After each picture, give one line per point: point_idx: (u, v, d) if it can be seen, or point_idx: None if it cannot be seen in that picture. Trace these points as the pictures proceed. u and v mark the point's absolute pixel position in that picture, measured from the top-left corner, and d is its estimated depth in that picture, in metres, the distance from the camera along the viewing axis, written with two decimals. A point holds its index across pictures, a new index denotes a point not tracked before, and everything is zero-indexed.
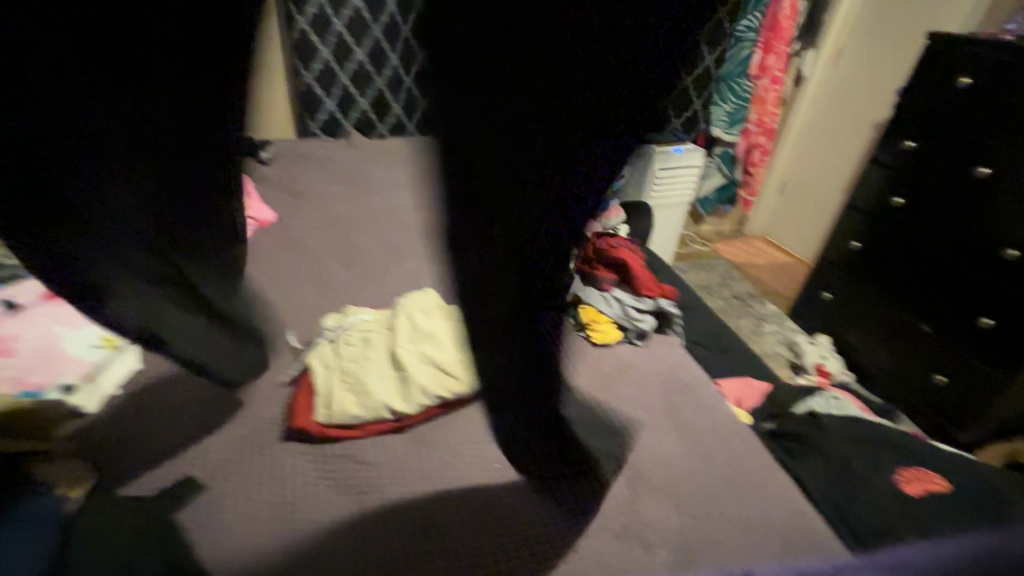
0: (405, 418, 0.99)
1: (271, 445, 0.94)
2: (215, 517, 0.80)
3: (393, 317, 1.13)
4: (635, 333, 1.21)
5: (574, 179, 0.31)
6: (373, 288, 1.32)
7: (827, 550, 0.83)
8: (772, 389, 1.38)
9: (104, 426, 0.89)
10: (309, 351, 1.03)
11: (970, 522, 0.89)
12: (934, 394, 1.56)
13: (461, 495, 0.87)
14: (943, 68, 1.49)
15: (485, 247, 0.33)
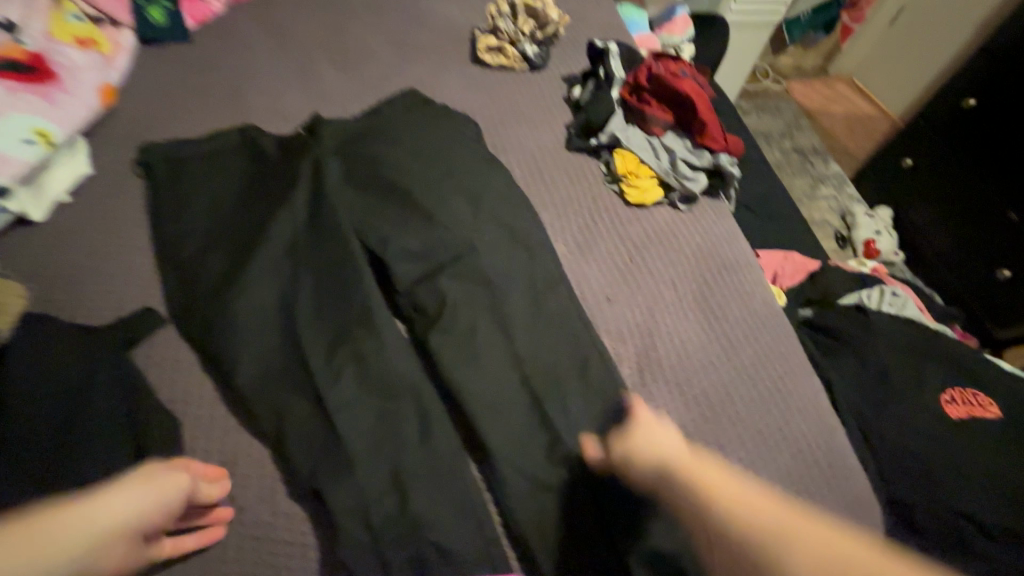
0: (393, 302, 0.80)
1: (251, 250, 0.76)
2: (180, 391, 0.69)
3: (323, 156, 0.86)
4: (679, 194, 0.97)
5: (415, 549, 0.60)
6: (397, 79, 1.10)
7: (832, 453, 0.75)
8: (818, 271, 1.22)
9: (31, 245, 0.78)
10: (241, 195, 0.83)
11: (1004, 459, 0.83)
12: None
13: (586, 362, 0.75)
14: (678, 221, 0.96)
15: (429, 530, 0.61)
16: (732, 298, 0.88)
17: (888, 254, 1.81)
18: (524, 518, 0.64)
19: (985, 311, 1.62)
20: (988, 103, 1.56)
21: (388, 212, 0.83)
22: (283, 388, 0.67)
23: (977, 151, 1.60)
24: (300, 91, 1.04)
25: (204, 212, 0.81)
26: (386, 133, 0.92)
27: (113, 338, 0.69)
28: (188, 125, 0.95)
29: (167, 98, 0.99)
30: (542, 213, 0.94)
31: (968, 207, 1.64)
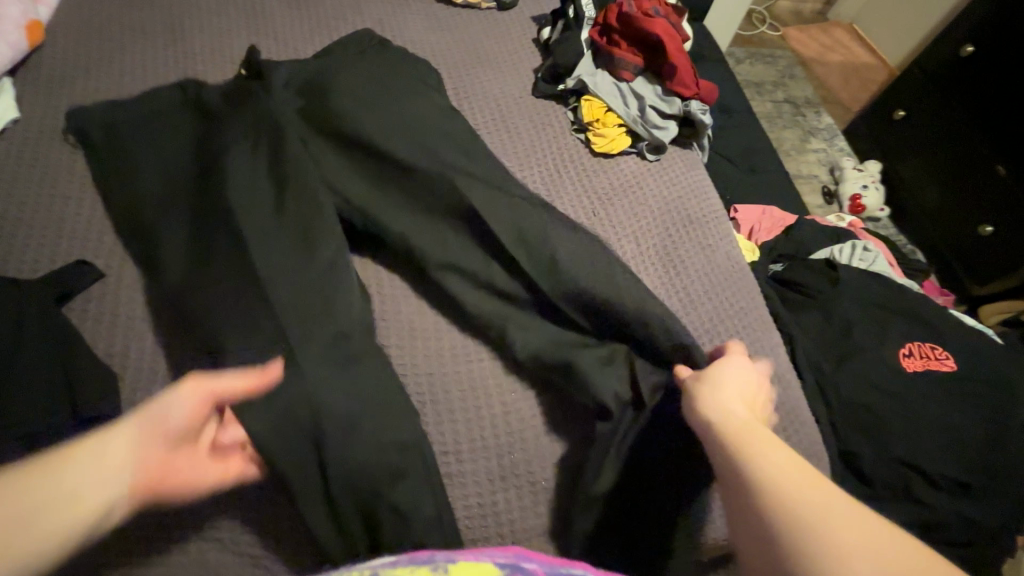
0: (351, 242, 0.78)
1: (192, 201, 0.73)
2: (118, 345, 0.67)
3: (267, 98, 0.81)
4: (647, 144, 0.93)
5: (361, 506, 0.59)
6: (353, 18, 1.03)
7: (786, 410, 0.75)
8: (792, 226, 1.19)
9: None
10: (179, 139, 0.78)
11: (954, 412, 0.84)
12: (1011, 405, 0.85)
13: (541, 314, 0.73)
14: (647, 173, 0.93)
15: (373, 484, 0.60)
16: (696, 254, 0.85)
17: (872, 210, 1.78)
18: (474, 473, 0.65)
19: (964, 267, 1.61)
20: (986, 49, 1.49)
21: (340, 162, 0.79)
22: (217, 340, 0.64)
23: (972, 101, 1.55)
24: (248, 30, 0.97)
25: (142, 160, 0.76)
26: (336, 72, 0.85)
27: (44, 293, 0.66)
28: (125, 67, 0.89)
29: (102, 38, 0.92)
30: (504, 163, 0.90)
31: (957, 160, 1.60)
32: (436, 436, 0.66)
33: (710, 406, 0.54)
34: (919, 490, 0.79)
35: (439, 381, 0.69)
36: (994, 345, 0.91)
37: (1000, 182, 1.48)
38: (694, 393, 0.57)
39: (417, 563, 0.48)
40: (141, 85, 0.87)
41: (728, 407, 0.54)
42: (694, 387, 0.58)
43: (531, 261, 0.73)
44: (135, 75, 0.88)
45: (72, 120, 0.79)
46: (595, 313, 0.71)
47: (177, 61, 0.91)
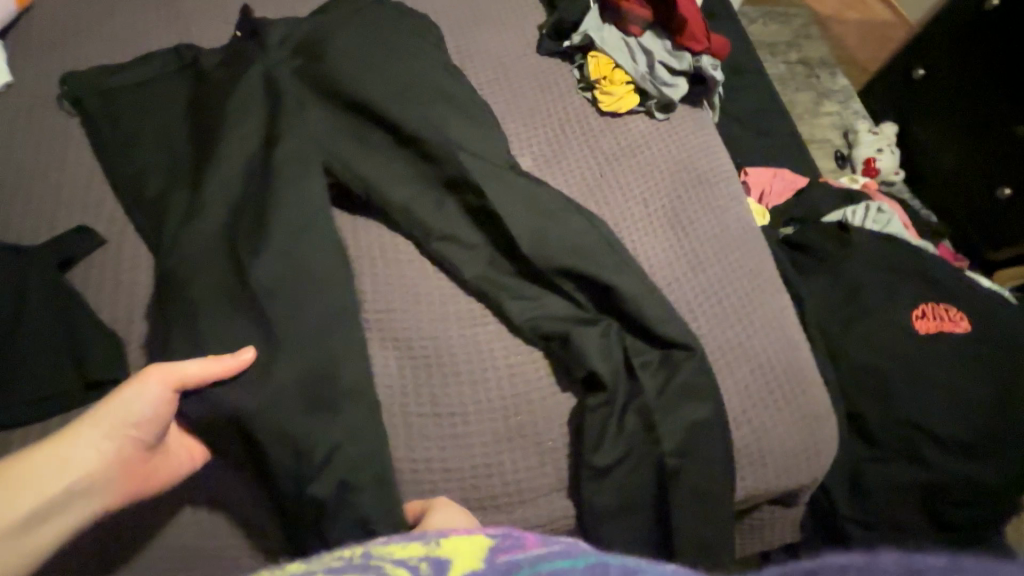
0: (351, 207, 0.76)
1: (190, 167, 0.72)
2: (119, 311, 0.67)
3: (260, 58, 0.78)
4: (657, 102, 0.90)
5: (366, 469, 0.60)
6: None
7: (793, 374, 0.74)
8: (804, 189, 1.16)
9: None
10: (175, 104, 0.76)
11: (964, 375, 0.82)
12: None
13: (544, 278, 0.72)
14: (655, 133, 0.90)
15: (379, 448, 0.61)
16: (704, 216, 0.83)
17: (887, 174, 1.73)
18: (478, 437, 0.66)
19: (979, 231, 1.57)
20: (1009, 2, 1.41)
21: (336, 124, 0.77)
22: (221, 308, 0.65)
23: (994, 57, 1.47)
24: None
25: (137, 124, 0.75)
26: (329, 28, 0.82)
27: (44, 258, 0.65)
28: (116, 28, 0.86)
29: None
30: (506, 126, 0.88)
31: (978, 121, 1.54)
32: (441, 401, 0.67)
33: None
34: (925, 451, 0.79)
35: (442, 344, 0.69)
36: (1009, 307, 0.89)
37: (1021, 142, 1.43)
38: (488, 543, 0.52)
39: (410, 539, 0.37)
40: (133, 47, 0.84)
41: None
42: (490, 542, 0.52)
43: (531, 227, 0.72)
44: (126, 36, 0.85)
45: (65, 85, 0.77)
46: (599, 275, 0.70)
47: (169, 21, 0.88)
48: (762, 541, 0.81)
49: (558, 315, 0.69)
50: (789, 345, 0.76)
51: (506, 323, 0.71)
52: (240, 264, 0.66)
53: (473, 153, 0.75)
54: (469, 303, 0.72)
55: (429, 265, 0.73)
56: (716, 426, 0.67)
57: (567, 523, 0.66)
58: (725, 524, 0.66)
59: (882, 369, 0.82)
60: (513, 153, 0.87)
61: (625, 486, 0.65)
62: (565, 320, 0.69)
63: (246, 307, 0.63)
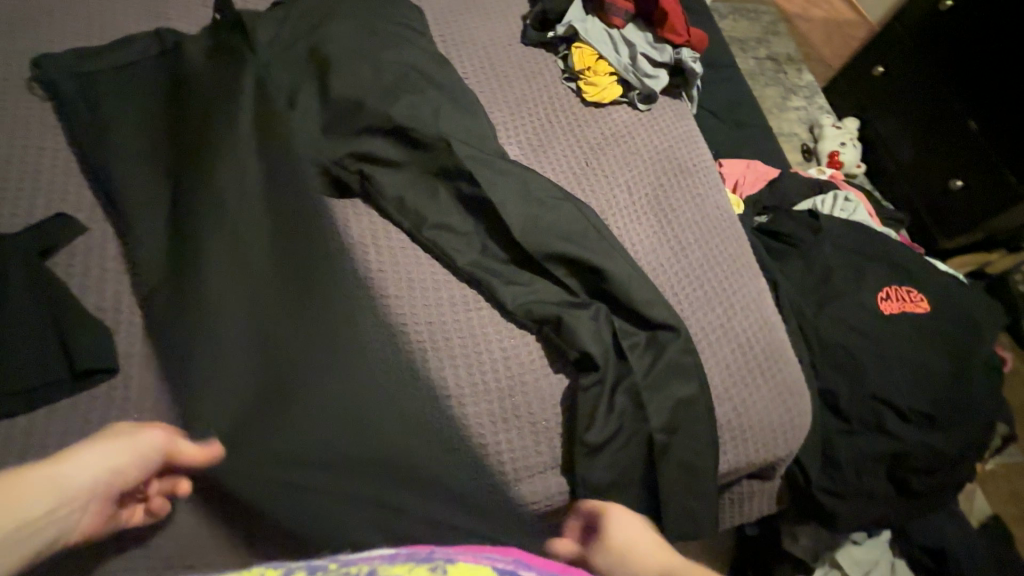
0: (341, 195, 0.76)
1: (174, 153, 0.70)
2: (105, 301, 0.65)
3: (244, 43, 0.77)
4: (639, 93, 0.93)
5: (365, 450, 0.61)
6: None
7: (771, 353, 0.78)
8: (776, 179, 1.20)
9: None
10: (155, 88, 0.74)
11: (925, 352, 0.88)
12: (977, 342, 0.89)
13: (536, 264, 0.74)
14: (637, 123, 0.92)
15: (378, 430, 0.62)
16: (685, 203, 0.86)
17: (850, 166, 1.81)
18: (474, 419, 0.67)
19: (934, 219, 1.66)
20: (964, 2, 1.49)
21: (326, 111, 0.76)
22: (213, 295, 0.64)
23: (948, 56, 1.57)
24: None
25: (117, 109, 0.72)
26: (316, 15, 0.81)
27: (24, 246, 0.63)
28: (91, 10, 0.83)
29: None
30: (493, 116, 0.89)
31: (932, 115, 1.63)
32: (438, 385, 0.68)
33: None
34: (890, 423, 0.84)
35: (437, 329, 0.70)
36: (963, 289, 0.96)
37: (970, 136, 1.52)
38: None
39: (418, 559, 0.42)
40: (111, 31, 0.82)
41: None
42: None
43: (522, 215, 0.73)
44: (102, 18, 0.82)
45: (36, 68, 0.74)
46: (590, 259, 0.73)
47: (146, 4, 0.85)
48: (743, 514, 0.86)
49: (550, 300, 0.71)
50: (767, 326, 0.80)
51: (499, 308, 0.72)
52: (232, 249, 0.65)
53: (463, 141, 0.75)
54: (463, 289, 0.73)
55: (422, 252, 0.74)
56: (702, 401, 0.70)
57: (562, 500, 0.68)
58: (711, 496, 0.69)
59: (851, 348, 0.87)
60: (500, 141, 0.88)
61: (617, 462, 0.67)
62: (557, 305, 0.71)
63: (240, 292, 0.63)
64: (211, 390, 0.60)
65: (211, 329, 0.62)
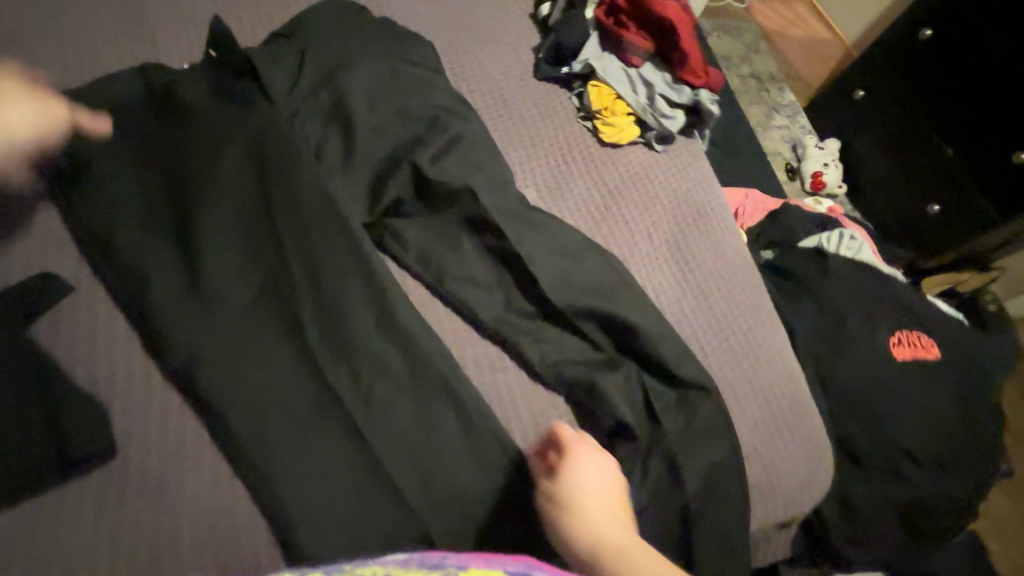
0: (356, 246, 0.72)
1: (173, 208, 0.65)
2: (98, 373, 0.59)
3: (245, 81, 0.71)
4: (656, 134, 0.90)
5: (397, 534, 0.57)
6: None
7: (796, 407, 0.77)
8: (778, 211, 1.20)
9: None
10: (147, 131, 0.68)
11: (937, 398, 0.88)
12: (981, 386, 0.91)
13: (562, 322, 0.71)
14: (655, 164, 0.90)
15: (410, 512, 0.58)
16: (706, 248, 0.85)
17: (832, 186, 1.85)
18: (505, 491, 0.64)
19: (911, 243, 1.71)
20: (942, 33, 1.53)
21: (334, 153, 0.71)
22: (223, 368, 0.60)
23: (924, 85, 1.60)
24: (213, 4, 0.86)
25: (108, 156, 0.66)
26: (314, 43, 0.75)
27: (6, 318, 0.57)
28: (81, 48, 0.78)
29: (45, 6, 0.80)
30: (508, 156, 0.86)
31: (909, 141, 1.67)
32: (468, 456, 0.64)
33: (589, 550, 0.52)
34: (903, 468, 0.85)
35: (457, 387, 0.64)
36: (968, 331, 0.97)
37: (947, 163, 1.56)
38: (566, 514, 0.55)
39: (429, 565, 0.45)
40: (101, 70, 0.77)
41: (602, 528, 0.53)
42: (563, 522, 0.55)
43: (547, 270, 0.70)
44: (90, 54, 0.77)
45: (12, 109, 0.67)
46: (618, 313, 0.70)
47: (139, 41, 0.80)
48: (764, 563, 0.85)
49: (578, 361, 0.69)
50: (791, 377, 0.79)
51: (527, 369, 0.69)
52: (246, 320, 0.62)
53: (484, 191, 0.72)
54: (488, 349, 0.70)
55: (444, 309, 0.70)
56: (732, 461, 0.68)
57: None
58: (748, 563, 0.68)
59: (865, 395, 0.88)
60: (517, 183, 0.84)
61: (653, 532, 0.65)
62: (586, 365, 0.69)
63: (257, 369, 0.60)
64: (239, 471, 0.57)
65: (237, 397, 0.59)
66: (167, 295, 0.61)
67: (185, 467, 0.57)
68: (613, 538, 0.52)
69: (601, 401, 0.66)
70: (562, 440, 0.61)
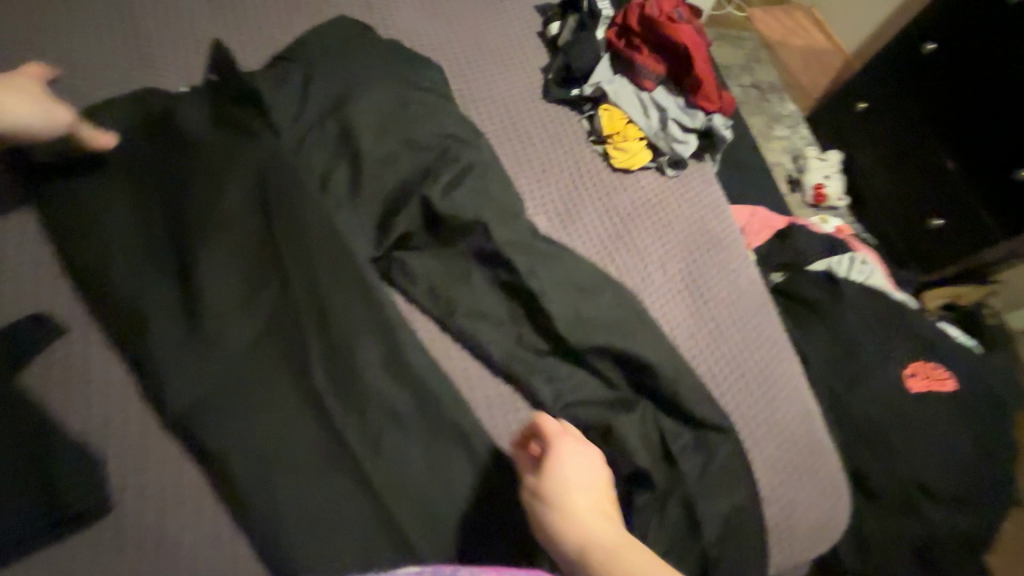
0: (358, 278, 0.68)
1: (171, 244, 0.62)
2: (92, 421, 0.56)
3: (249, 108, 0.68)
4: (667, 159, 0.88)
5: None
6: (334, 6, 0.90)
7: (814, 445, 0.75)
8: (787, 231, 1.16)
9: None
10: (145, 161, 0.65)
11: (953, 431, 0.87)
12: (997, 419, 0.90)
13: (577, 360, 0.69)
14: (667, 190, 0.88)
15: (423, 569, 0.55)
16: (719, 279, 0.83)
17: (832, 200, 1.77)
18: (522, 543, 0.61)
19: (908, 253, 1.64)
20: (943, 48, 1.47)
21: (341, 184, 0.68)
22: (224, 415, 0.57)
23: (925, 97, 1.54)
24: (213, 22, 0.83)
25: (104, 188, 0.63)
26: (317, 69, 0.73)
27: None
28: (73, 68, 0.75)
29: (36, 26, 0.77)
30: (517, 181, 0.83)
31: (909, 152, 1.60)
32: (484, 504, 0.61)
33: (578, 550, 0.51)
34: (920, 504, 0.83)
35: (471, 433, 0.61)
36: (981, 361, 0.96)
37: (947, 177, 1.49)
38: (552, 513, 0.54)
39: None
40: (99, 95, 0.74)
41: (590, 526, 0.52)
42: (550, 522, 0.54)
43: (560, 307, 0.68)
44: (86, 79, 0.74)
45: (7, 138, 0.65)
46: (634, 351, 0.68)
47: (135, 62, 0.77)
48: None
49: (593, 401, 0.67)
50: (807, 412, 0.77)
51: (542, 410, 0.67)
52: (250, 364, 0.59)
53: (496, 223, 0.69)
54: (501, 387, 0.67)
55: (456, 346, 0.68)
56: (752, 506, 0.66)
57: None
58: None
59: (880, 429, 0.86)
60: (528, 209, 0.82)
61: None
62: (601, 405, 0.67)
63: (262, 417, 0.57)
64: (244, 526, 0.54)
65: (242, 445, 0.56)
66: (162, 336, 0.58)
67: (185, 523, 0.54)
68: (600, 537, 0.51)
69: (619, 445, 0.64)
70: (541, 433, 0.59)
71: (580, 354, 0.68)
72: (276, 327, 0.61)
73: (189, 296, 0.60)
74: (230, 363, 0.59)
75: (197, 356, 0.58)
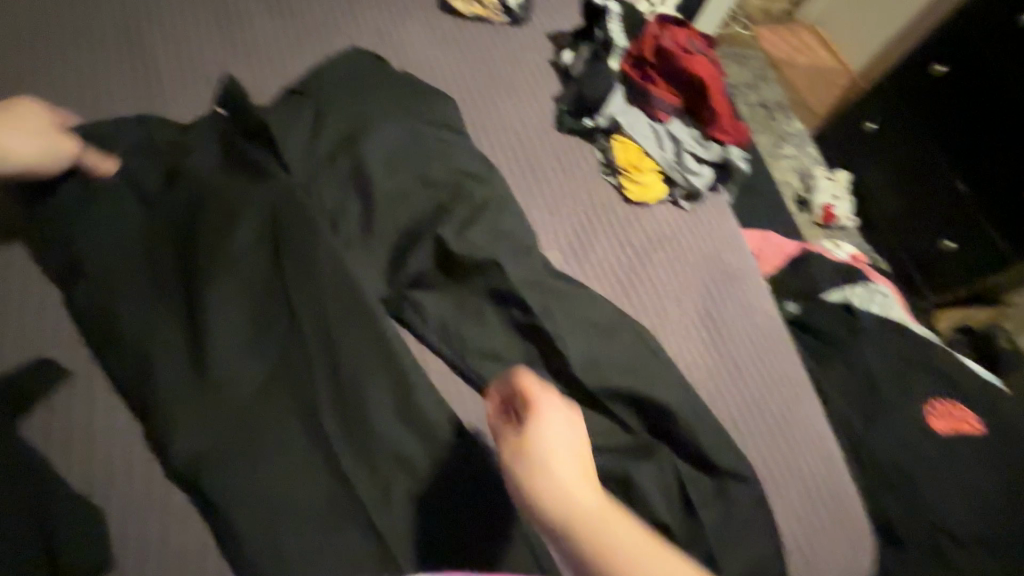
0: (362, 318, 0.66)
1: (177, 282, 0.60)
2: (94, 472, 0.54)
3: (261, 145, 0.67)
4: (682, 191, 0.87)
5: None
6: (346, 35, 0.89)
7: (836, 489, 0.73)
8: (801, 260, 1.11)
9: None
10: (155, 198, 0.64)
11: (981, 473, 0.84)
12: None
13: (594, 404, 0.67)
14: (682, 223, 0.86)
15: None
16: (734, 315, 0.81)
17: (843, 219, 1.69)
18: None
19: (922, 276, 1.55)
20: (953, 66, 1.43)
21: (353, 222, 0.67)
22: (227, 463, 0.54)
23: (935, 119, 1.47)
24: (225, 52, 0.83)
25: (112, 226, 0.62)
26: (328, 104, 0.72)
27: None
28: (80, 98, 0.74)
29: (46, 56, 0.76)
30: (529, 214, 0.82)
31: (917, 171, 1.53)
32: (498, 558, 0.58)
33: (556, 512, 0.44)
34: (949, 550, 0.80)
35: (486, 484, 0.60)
36: (1007, 398, 0.93)
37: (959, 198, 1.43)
38: (527, 471, 0.46)
39: None
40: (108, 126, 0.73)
41: (572, 482, 0.45)
42: (523, 479, 0.46)
43: (577, 349, 0.66)
44: (93, 108, 0.73)
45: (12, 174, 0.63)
46: (652, 396, 0.66)
47: (144, 91, 0.76)
48: None
49: (612, 447, 0.65)
50: (829, 456, 0.75)
51: None
52: (255, 410, 0.57)
53: (512, 262, 0.68)
54: None
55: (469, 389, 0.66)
56: (775, 559, 0.64)
57: None
58: None
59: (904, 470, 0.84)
60: (541, 242, 0.80)
61: None
62: (620, 452, 0.65)
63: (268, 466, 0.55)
64: None
65: (248, 501, 0.53)
66: (166, 380, 0.56)
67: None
68: (578, 485, 0.44)
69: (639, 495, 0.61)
70: (520, 391, 0.51)
71: (598, 398, 0.66)
72: (284, 371, 0.59)
73: (194, 338, 0.58)
74: (235, 409, 0.56)
75: (201, 402, 0.56)
